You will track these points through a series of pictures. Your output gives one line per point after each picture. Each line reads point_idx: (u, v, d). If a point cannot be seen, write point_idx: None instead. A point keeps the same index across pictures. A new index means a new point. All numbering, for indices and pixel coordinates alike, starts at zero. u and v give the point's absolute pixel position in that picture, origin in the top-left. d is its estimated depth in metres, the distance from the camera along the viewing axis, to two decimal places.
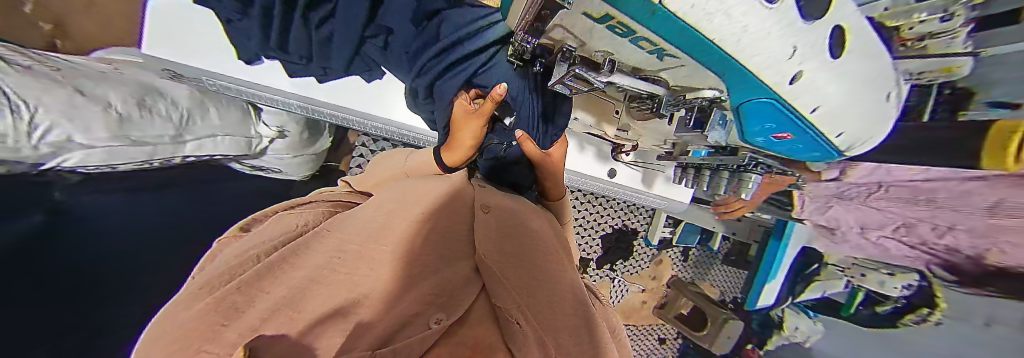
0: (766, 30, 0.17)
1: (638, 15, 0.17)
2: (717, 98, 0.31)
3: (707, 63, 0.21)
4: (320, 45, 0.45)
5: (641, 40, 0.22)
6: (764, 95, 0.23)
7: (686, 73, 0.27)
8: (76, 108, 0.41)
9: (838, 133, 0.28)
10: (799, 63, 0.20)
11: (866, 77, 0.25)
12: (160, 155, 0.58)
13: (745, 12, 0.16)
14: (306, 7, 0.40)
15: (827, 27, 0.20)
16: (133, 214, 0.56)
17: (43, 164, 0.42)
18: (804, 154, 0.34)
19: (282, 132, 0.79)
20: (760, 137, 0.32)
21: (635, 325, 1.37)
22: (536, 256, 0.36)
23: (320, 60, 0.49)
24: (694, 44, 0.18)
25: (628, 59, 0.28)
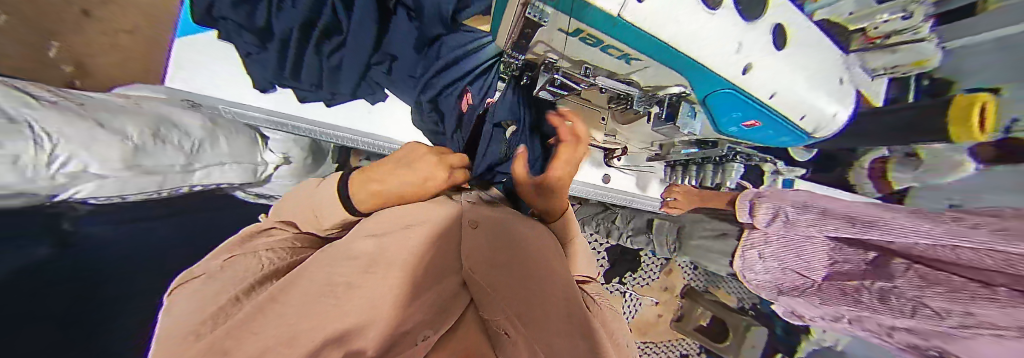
0: (706, 29, 0.21)
1: (602, 25, 0.20)
2: (684, 92, 0.36)
3: (669, 64, 0.24)
4: (331, 71, 0.50)
5: (610, 48, 0.26)
6: (725, 86, 0.26)
7: (654, 73, 0.31)
8: (96, 140, 0.42)
9: (800, 114, 0.31)
10: (746, 56, 0.24)
11: (812, 68, 0.29)
12: (169, 184, 0.57)
13: (688, 19, 0.20)
14: (321, 39, 0.46)
15: (764, 27, 0.24)
16: (136, 244, 0.56)
17: (56, 196, 0.42)
18: (777, 141, 0.38)
19: (287, 157, 0.80)
20: (731, 128, 0.35)
21: (652, 343, 1.28)
22: (529, 266, 0.33)
23: (329, 86, 0.52)
24: (652, 48, 0.22)
25: (602, 64, 0.32)
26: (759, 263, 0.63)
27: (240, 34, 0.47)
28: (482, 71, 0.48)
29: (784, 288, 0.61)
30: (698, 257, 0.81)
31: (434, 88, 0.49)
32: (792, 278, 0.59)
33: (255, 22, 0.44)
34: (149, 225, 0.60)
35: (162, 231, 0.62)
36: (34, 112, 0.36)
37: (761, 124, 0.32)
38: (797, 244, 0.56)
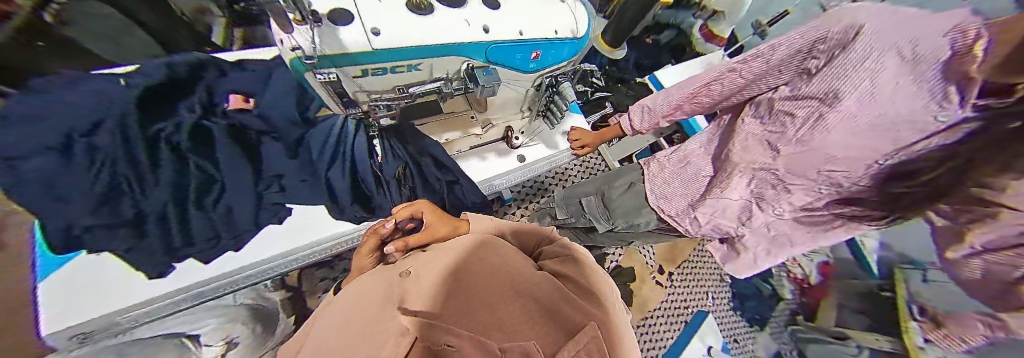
0: (419, 24, 0.50)
1: (364, 56, 0.47)
2: (467, 66, 0.59)
3: (425, 51, 0.51)
4: (224, 219, 0.56)
5: (393, 69, 0.53)
6: (466, 41, 0.53)
7: (439, 64, 0.56)
8: None
9: (553, 31, 0.63)
10: (460, 20, 0.53)
11: (518, 7, 0.60)
12: None
13: (410, 26, 0.49)
14: (200, 196, 0.53)
15: (453, 13, 0.53)
16: None
17: None
18: (557, 47, 0.67)
19: (229, 341, 0.64)
20: (524, 60, 0.65)
21: (678, 267, 1.45)
22: (481, 279, 0.31)
23: (229, 232, 0.58)
24: (408, 50, 0.49)
25: (409, 83, 0.58)
26: (667, 188, 0.68)
27: (106, 237, 0.47)
28: (350, 136, 0.64)
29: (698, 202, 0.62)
30: (626, 215, 0.79)
31: (322, 177, 0.62)
32: (698, 186, 0.63)
33: (122, 217, 0.47)
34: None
35: None
36: None
37: (537, 49, 0.64)
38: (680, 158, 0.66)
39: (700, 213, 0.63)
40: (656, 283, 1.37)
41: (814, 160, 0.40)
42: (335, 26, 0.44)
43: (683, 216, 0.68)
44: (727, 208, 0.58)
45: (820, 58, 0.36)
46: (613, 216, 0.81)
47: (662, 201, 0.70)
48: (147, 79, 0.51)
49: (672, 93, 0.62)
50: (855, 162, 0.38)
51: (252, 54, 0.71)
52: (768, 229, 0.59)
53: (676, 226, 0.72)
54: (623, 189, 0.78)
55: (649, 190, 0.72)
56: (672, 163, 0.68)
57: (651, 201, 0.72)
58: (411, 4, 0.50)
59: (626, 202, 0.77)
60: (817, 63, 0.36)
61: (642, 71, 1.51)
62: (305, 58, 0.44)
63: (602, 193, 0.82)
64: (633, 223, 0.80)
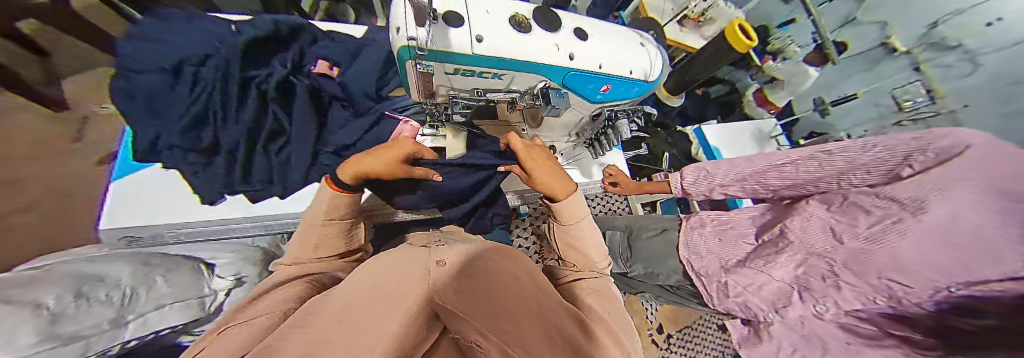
0: (515, 40, 0.52)
1: (461, 58, 0.51)
2: (546, 85, 0.61)
3: (516, 64, 0.54)
4: (281, 167, 0.58)
5: (482, 73, 0.56)
6: (554, 66, 0.56)
7: (521, 80, 0.60)
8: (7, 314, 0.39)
9: (630, 70, 0.63)
10: (553, 44, 0.55)
11: (607, 43, 0.61)
12: (94, 348, 0.51)
13: (510, 38, 0.51)
14: (267, 143, 0.56)
15: (551, 34, 0.55)
16: None
17: None
18: (630, 89, 0.68)
19: (239, 278, 0.86)
20: (597, 94, 0.66)
21: (678, 331, 1.36)
22: (512, 289, 0.32)
23: (281, 181, 0.59)
24: (499, 62, 0.53)
25: (487, 87, 0.62)
26: (703, 246, 0.74)
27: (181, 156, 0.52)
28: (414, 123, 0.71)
29: (729, 265, 0.70)
30: (648, 261, 0.84)
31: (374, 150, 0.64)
32: (735, 251, 0.70)
33: (201, 142, 0.51)
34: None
35: None
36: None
37: (610, 84, 0.64)
38: (724, 222, 0.75)
39: (732, 278, 0.68)
40: (652, 341, 1.29)
41: (884, 265, 0.48)
42: (446, 26, 0.48)
43: (710, 280, 0.73)
44: (766, 284, 0.64)
45: (913, 168, 0.49)
46: (634, 259, 0.87)
47: (695, 256, 0.76)
48: (255, 30, 0.59)
49: (738, 164, 0.72)
50: (926, 284, 0.45)
51: (340, 28, 0.81)
52: (801, 325, 0.62)
53: (700, 290, 0.76)
54: (652, 235, 0.85)
55: (685, 243, 0.79)
56: (716, 223, 0.76)
57: (682, 254, 0.79)
58: (514, 20, 0.53)
59: (651, 250, 0.83)
60: (910, 171, 0.49)
61: (685, 120, 1.50)
62: (416, 49, 0.48)
63: (630, 234, 0.90)
64: (653, 272, 0.84)
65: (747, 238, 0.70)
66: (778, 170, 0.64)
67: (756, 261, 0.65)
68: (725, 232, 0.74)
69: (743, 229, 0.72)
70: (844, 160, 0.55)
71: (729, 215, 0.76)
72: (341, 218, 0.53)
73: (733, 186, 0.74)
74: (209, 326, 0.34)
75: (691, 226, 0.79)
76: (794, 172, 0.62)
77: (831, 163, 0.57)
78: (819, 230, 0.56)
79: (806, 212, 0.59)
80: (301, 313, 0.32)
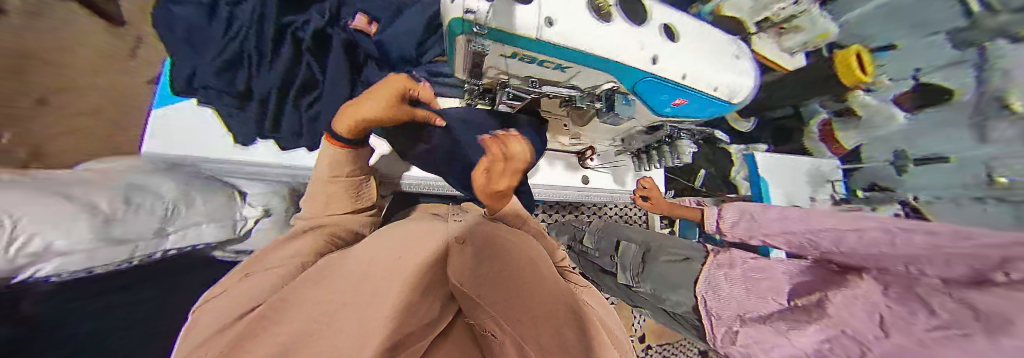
0: (599, 34, 0.45)
1: (530, 45, 0.45)
2: (614, 88, 0.57)
3: (592, 61, 0.48)
4: (310, 122, 0.62)
5: (547, 62, 0.50)
6: (634, 71, 0.50)
7: (586, 77, 0.54)
8: (55, 213, 0.43)
9: (712, 87, 0.55)
10: (637, 47, 0.48)
11: (694, 48, 0.54)
12: (140, 250, 0.58)
13: (592, 34, 0.45)
14: (299, 96, 0.59)
15: (637, 33, 0.48)
16: (112, 320, 0.53)
17: (15, 277, 0.38)
18: (709, 107, 0.61)
19: (267, 210, 0.90)
20: (667, 107, 0.60)
21: (659, 346, 1.37)
22: (519, 277, 0.41)
23: (310, 134, 0.64)
24: (571, 55, 0.47)
25: (548, 78, 0.56)
26: (726, 286, 0.67)
27: (219, 97, 0.56)
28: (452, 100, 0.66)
29: (746, 314, 0.62)
30: (656, 282, 0.80)
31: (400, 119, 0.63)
32: (757, 304, 0.62)
33: (234, 86, 0.54)
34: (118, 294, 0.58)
35: (131, 303, 0.59)
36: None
37: (685, 99, 0.57)
38: (759, 268, 0.67)
39: (747, 330, 0.61)
40: None
41: None
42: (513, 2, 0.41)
43: (721, 324, 0.66)
44: (784, 350, 0.54)
45: (1009, 276, 0.43)
46: (643, 277, 0.84)
47: (711, 293, 0.69)
48: None
49: (790, 215, 0.69)
50: None
51: None
52: None
53: (705, 328, 0.70)
54: (671, 259, 0.82)
55: (705, 279, 0.72)
56: (754, 268, 0.67)
57: (699, 288, 0.72)
58: (593, 5, 0.46)
59: (665, 273, 0.80)
60: (1004, 279, 0.43)
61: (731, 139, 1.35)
62: (474, 24, 0.42)
63: (647, 252, 0.87)
64: (659, 295, 0.81)
65: (778, 296, 0.61)
66: (832, 232, 0.60)
67: (784, 322, 0.56)
68: (757, 277, 0.66)
69: (780, 282, 0.63)
70: (886, 249, 0.53)
71: (774, 265, 0.66)
72: (345, 176, 0.55)
73: (780, 239, 0.69)
74: (230, 270, 0.39)
75: (717, 263, 0.72)
76: (850, 243, 0.57)
77: (911, 239, 0.52)
78: (865, 315, 0.49)
79: (861, 290, 0.52)
80: (277, 297, 0.31)
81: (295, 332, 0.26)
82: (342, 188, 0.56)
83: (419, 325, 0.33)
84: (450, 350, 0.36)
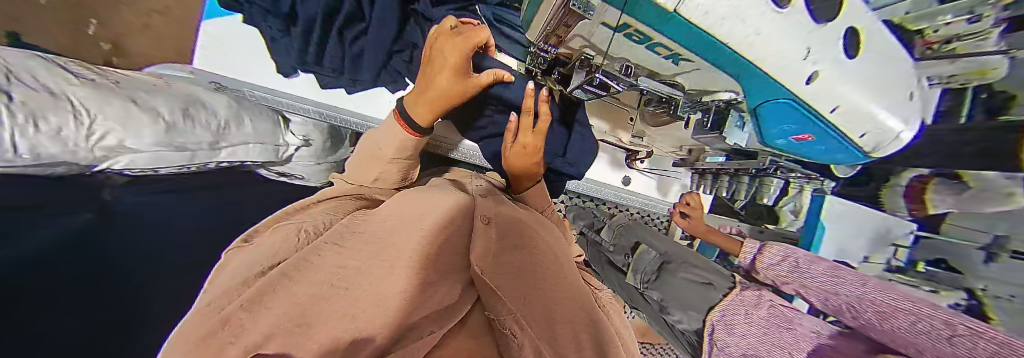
0: (768, 30, 0.24)
1: (651, 18, 0.25)
2: (733, 98, 0.43)
3: (725, 66, 0.29)
4: (353, 59, 0.58)
5: (658, 46, 0.32)
6: (786, 95, 0.32)
7: (700, 76, 0.38)
8: (131, 116, 0.55)
9: (861, 134, 0.37)
10: (812, 63, 0.28)
11: (878, 79, 0.33)
12: (198, 160, 0.69)
13: (759, 20, 0.23)
14: (344, 28, 0.55)
15: (838, 27, 0.27)
16: (165, 217, 0.65)
17: (96, 166, 0.52)
18: (830, 154, 0.44)
19: (307, 140, 0.93)
20: (783, 138, 0.43)
21: (650, 343, 1.38)
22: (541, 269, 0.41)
23: (352, 72, 0.61)
24: (698, 39, 0.26)
25: (649, 65, 0.39)
26: (741, 320, 0.57)
27: (263, 20, 0.55)
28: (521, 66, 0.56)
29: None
30: (671, 296, 0.71)
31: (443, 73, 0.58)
32: (768, 347, 0.50)
33: (280, 9, 0.52)
34: (167, 198, 0.68)
35: (182, 204, 0.70)
36: (73, 88, 0.48)
37: (815, 139, 0.40)
38: (783, 315, 0.53)
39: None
40: None
41: None
42: None
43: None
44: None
45: None
46: (653, 286, 0.76)
47: (723, 326, 0.59)
48: None
49: (842, 271, 0.52)
50: None
51: None
52: None
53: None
54: (692, 278, 0.71)
55: (721, 310, 0.61)
56: (772, 312, 0.55)
57: (711, 316, 0.62)
58: None
59: (680, 291, 0.69)
60: None
61: None
62: None
63: (666, 263, 0.78)
64: (665, 309, 0.74)
65: (796, 349, 0.47)
66: (884, 299, 0.43)
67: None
68: (774, 317, 0.54)
69: (794, 340, 0.48)
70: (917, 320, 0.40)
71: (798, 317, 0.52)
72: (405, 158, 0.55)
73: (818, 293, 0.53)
74: (267, 219, 0.46)
75: (740, 300, 0.60)
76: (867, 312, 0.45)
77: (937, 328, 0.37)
78: None
79: None
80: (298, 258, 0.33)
81: (306, 299, 0.28)
82: (397, 168, 0.55)
83: (429, 310, 0.30)
84: (466, 341, 0.32)
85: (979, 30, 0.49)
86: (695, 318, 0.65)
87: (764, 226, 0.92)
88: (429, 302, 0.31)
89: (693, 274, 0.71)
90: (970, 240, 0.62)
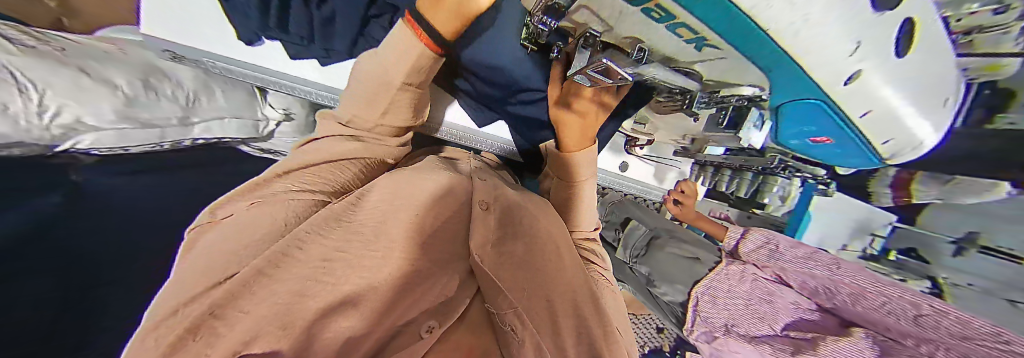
0: (824, 19, 0.16)
1: None
2: (756, 95, 0.35)
3: (749, 52, 0.22)
4: (323, 24, 0.52)
5: (681, 26, 0.23)
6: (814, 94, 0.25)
7: (725, 65, 0.29)
8: (82, 88, 0.50)
9: (885, 137, 0.32)
10: (859, 61, 0.20)
11: (938, 74, 0.25)
12: (170, 137, 0.66)
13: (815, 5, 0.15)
14: None
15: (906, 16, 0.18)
16: (141, 197, 0.62)
17: (54, 146, 0.50)
18: (850, 154, 0.39)
19: (288, 114, 0.90)
20: (804, 138, 0.40)
21: (634, 313, 1.45)
22: (534, 255, 0.41)
23: (323, 41, 0.56)
24: (734, 20, 0.18)
25: (660, 46, 0.30)
26: (725, 293, 0.56)
27: None
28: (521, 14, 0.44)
29: (732, 327, 0.52)
30: (658, 269, 0.73)
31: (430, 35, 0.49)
32: (749, 319, 0.50)
33: None
34: (140, 178, 0.64)
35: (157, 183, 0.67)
36: (12, 57, 0.44)
37: (833, 141, 0.36)
38: (766, 289, 0.51)
39: (726, 341, 0.52)
40: None
41: None
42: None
43: (703, 328, 0.58)
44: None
45: None
46: (642, 260, 0.78)
47: (708, 297, 0.59)
48: None
49: (822, 256, 0.48)
50: None
51: None
52: None
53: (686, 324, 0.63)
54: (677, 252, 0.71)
55: (706, 283, 0.60)
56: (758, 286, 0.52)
57: (696, 289, 0.62)
58: None
59: (666, 265, 0.71)
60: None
61: None
62: None
63: (654, 238, 0.79)
64: (650, 281, 0.77)
65: (773, 319, 0.48)
66: (859, 286, 0.42)
67: (769, 345, 0.45)
68: (756, 287, 0.52)
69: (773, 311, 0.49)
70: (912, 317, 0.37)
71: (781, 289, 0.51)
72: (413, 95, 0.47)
73: (791, 278, 0.50)
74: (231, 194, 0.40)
75: (727, 274, 0.58)
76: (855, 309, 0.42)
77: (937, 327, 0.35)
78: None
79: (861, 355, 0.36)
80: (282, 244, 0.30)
81: (286, 297, 0.26)
82: (406, 101, 0.48)
83: (423, 307, 0.33)
84: (465, 336, 0.35)
85: (1016, 22, 0.23)
86: (680, 291, 0.67)
87: (751, 211, 0.88)
88: (418, 305, 0.33)
89: (682, 248, 0.70)
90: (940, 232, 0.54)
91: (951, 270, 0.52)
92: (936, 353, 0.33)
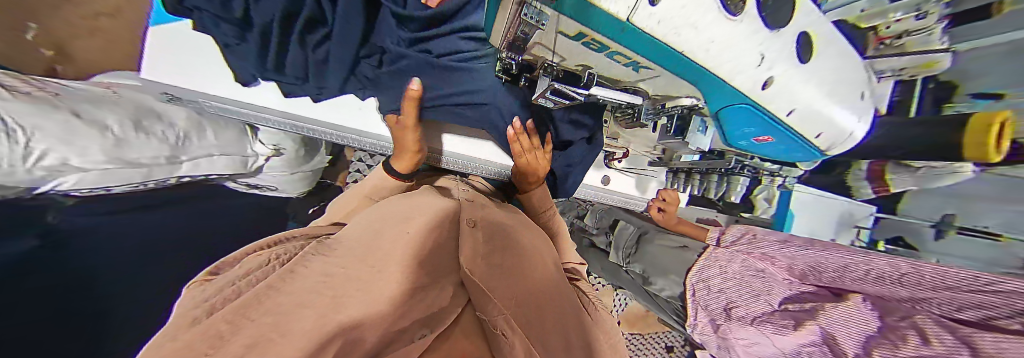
0: (724, 37, 0.21)
1: (612, 30, 0.21)
2: (693, 104, 0.39)
3: (682, 72, 0.26)
4: (316, 63, 0.56)
5: (615, 54, 0.28)
6: (744, 100, 0.29)
7: (662, 82, 0.34)
8: (70, 129, 0.50)
9: (817, 134, 0.36)
10: (765, 70, 0.25)
11: (830, 78, 0.32)
12: (154, 176, 0.67)
13: (709, 30, 0.20)
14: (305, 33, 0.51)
15: (788, 35, 0.25)
16: (111, 241, 0.59)
17: (37, 188, 0.49)
18: (793, 152, 0.43)
19: (278, 150, 0.92)
20: (745, 141, 0.42)
21: (640, 334, 1.38)
22: (519, 266, 0.41)
23: (315, 78, 0.60)
24: (654, 47, 0.22)
25: (607, 70, 0.35)
26: (720, 280, 0.56)
27: (217, 26, 0.52)
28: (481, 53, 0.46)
29: (733, 309, 0.51)
30: (649, 266, 0.74)
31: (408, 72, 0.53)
32: (749, 299, 0.50)
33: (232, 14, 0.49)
34: (114, 221, 0.62)
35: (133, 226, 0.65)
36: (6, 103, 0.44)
37: (775, 140, 0.39)
38: (751, 272, 0.52)
39: (731, 326, 0.50)
40: None
41: None
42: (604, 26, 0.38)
43: (705, 314, 0.57)
44: (760, 348, 0.46)
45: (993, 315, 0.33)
46: (636, 258, 0.79)
47: (703, 285, 0.59)
48: None
49: (796, 241, 0.52)
50: None
51: None
52: None
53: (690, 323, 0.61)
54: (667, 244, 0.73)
55: (697, 269, 0.61)
56: (745, 268, 0.53)
57: (690, 279, 0.62)
58: None
59: (658, 258, 0.72)
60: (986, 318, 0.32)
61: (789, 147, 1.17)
62: None
63: (644, 234, 0.83)
64: (648, 279, 0.75)
65: (770, 294, 0.47)
66: (842, 259, 0.45)
67: (769, 323, 0.45)
68: (741, 267, 0.53)
69: (767, 284, 0.48)
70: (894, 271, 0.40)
71: (770, 267, 0.51)
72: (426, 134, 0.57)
73: (779, 261, 0.51)
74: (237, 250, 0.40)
75: (713, 256, 0.59)
76: (844, 275, 0.43)
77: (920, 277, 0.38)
78: (852, 327, 0.36)
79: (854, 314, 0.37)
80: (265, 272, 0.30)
81: None
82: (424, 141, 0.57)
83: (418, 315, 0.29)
84: (462, 343, 0.31)
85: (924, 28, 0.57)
86: (675, 282, 0.66)
87: (738, 215, 0.92)
88: (418, 310, 0.28)
89: (668, 239, 0.74)
90: (922, 219, 0.71)
91: (936, 253, 0.67)
92: (933, 308, 0.36)
